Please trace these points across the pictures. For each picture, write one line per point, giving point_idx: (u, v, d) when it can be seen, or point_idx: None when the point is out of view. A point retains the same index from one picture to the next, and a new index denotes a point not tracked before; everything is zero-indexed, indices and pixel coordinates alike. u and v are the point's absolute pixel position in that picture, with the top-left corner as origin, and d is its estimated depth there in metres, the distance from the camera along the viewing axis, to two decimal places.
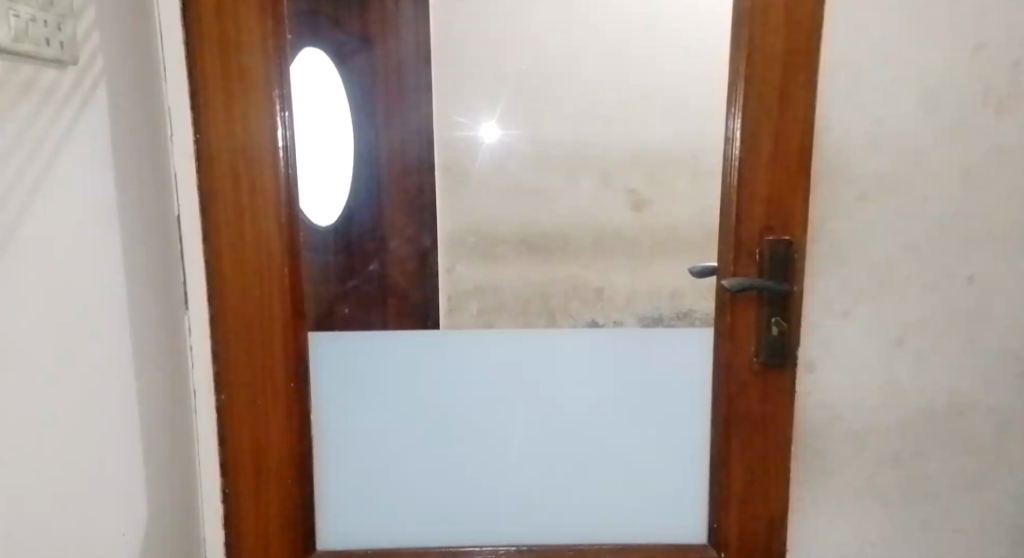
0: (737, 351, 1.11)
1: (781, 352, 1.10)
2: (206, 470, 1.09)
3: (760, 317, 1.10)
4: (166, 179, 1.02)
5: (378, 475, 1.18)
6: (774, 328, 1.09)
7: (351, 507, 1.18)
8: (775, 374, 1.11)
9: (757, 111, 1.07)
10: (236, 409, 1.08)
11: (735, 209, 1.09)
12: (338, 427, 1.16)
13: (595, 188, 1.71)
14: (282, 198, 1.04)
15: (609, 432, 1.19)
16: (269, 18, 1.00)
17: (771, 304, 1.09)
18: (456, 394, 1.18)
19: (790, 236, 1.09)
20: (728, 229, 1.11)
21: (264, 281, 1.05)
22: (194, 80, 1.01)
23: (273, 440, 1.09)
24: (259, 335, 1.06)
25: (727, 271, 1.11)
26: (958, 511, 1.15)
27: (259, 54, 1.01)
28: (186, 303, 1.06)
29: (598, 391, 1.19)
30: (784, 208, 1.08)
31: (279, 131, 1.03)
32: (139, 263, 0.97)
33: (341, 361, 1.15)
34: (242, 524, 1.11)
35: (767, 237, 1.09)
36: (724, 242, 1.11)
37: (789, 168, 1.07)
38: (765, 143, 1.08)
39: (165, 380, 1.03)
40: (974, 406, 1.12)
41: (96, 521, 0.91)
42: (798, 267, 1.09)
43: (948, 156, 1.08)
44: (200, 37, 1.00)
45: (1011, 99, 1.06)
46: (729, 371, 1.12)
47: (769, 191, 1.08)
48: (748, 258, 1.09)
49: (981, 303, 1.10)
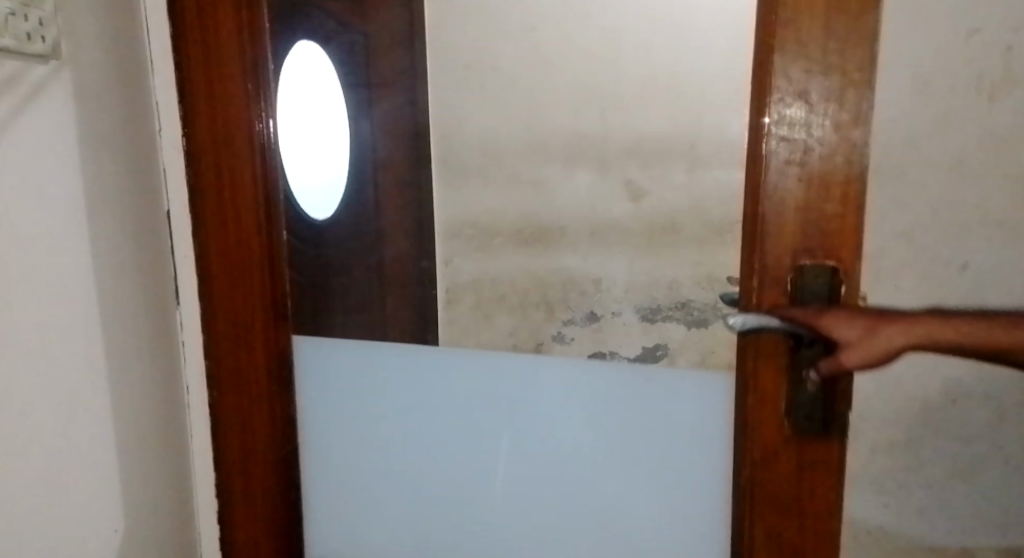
0: (761, 404, 0.97)
1: (821, 410, 0.94)
2: (201, 455, 1.15)
3: (792, 365, 0.95)
4: (158, 176, 1.07)
5: (355, 481, 1.18)
6: (809, 379, 0.93)
7: (333, 518, 1.19)
8: (814, 438, 0.95)
9: (777, 119, 0.93)
10: (225, 400, 1.13)
11: (761, 226, 0.94)
12: (323, 443, 1.18)
13: (593, 178, 1.79)
14: (261, 196, 1.07)
15: (600, 479, 1.08)
16: (244, 22, 1.03)
17: (807, 349, 0.93)
18: (433, 423, 1.14)
19: (835, 264, 0.92)
20: (752, 249, 0.96)
21: (247, 279, 1.09)
22: (180, 80, 1.06)
23: (258, 430, 1.13)
24: (244, 330, 1.11)
25: (753, 303, 0.96)
26: (950, 498, 1.09)
27: (237, 54, 1.03)
28: (177, 295, 1.11)
29: (589, 434, 1.08)
30: (829, 235, 0.92)
31: (256, 127, 1.05)
32: (126, 256, 1.02)
33: (324, 376, 1.16)
34: (234, 513, 1.16)
35: (802, 264, 0.93)
36: (748, 266, 0.97)
37: (830, 181, 0.91)
38: (799, 152, 0.92)
39: (155, 371, 1.08)
40: (968, 394, 1.06)
41: (77, 512, 0.94)
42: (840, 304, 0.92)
43: (943, 142, 0.99)
44: (184, 38, 1.04)
45: (1007, 83, 0.97)
46: (756, 426, 0.97)
47: (807, 204, 0.92)
48: (776, 290, 0.94)
49: (977, 291, 1.01)
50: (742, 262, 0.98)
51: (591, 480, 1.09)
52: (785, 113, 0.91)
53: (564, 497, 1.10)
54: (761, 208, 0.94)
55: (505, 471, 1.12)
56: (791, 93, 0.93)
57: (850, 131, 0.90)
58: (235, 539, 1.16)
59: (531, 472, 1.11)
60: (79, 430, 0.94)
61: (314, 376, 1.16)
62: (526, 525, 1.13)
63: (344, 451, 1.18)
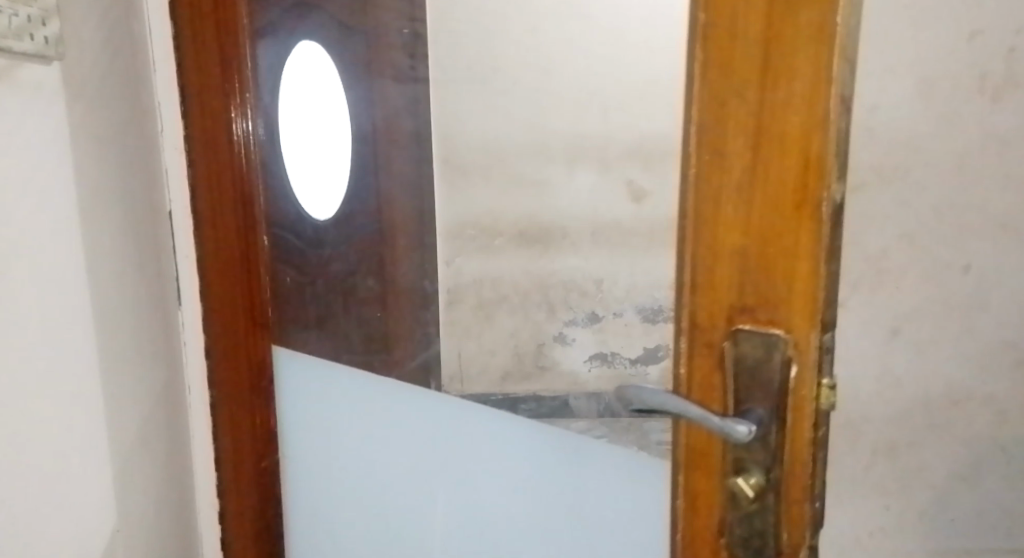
0: (698, 512, 0.77)
1: (763, 530, 0.72)
2: (200, 443, 1.21)
3: (730, 469, 0.73)
4: (159, 173, 1.13)
5: (336, 500, 1.29)
6: (753, 491, 0.72)
7: (308, 530, 1.30)
8: None
9: (717, 125, 0.70)
10: (223, 393, 1.19)
11: (690, 266, 0.73)
12: (297, 467, 1.28)
13: None
14: (244, 197, 1.13)
15: (540, 510, 1.19)
16: (224, 33, 1.09)
17: (748, 450, 0.72)
18: (393, 449, 1.26)
19: (785, 336, 0.69)
20: (686, 299, 0.74)
21: (233, 282, 1.16)
22: (179, 81, 1.12)
23: (250, 422, 1.19)
24: (231, 328, 1.17)
25: (685, 381, 0.75)
26: (955, 501, 1.09)
27: (227, 60, 1.10)
28: (179, 290, 1.16)
29: (525, 467, 1.19)
30: (772, 280, 0.69)
31: (239, 130, 1.12)
32: (132, 254, 1.04)
33: (295, 408, 1.25)
34: (228, 510, 1.23)
35: (741, 334, 0.71)
36: (684, 322, 0.75)
37: (780, 207, 0.68)
38: (734, 167, 0.69)
39: (160, 366, 1.11)
40: (969, 396, 1.05)
41: (88, 518, 0.93)
42: (793, 394, 0.69)
43: (947, 143, 0.99)
44: (181, 42, 1.11)
45: (1009, 84, 0.97)
46: (687, 524, 0.78)
47: (749, 237, 0.70)
48: (712, 363, 0.73)
49: (979, 292, 1.02)
50: (675, 314, 0.77)
51: (527, 510, 1.20)
52: (730, 111, 0.69)
53: (506, 522, 1.22)
54: (688, 244, 0.73)
55: (466, 499, 1.24)
56: (726, 90, 0.69)
57: (815, 132, 0.65)
58: (232, 531, 1.23)
59: (477, 499, 1.23)
60: (91, 435, 0.94)
61: (285, 410, 1.25)
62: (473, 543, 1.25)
63: (315, 475, 1.28)
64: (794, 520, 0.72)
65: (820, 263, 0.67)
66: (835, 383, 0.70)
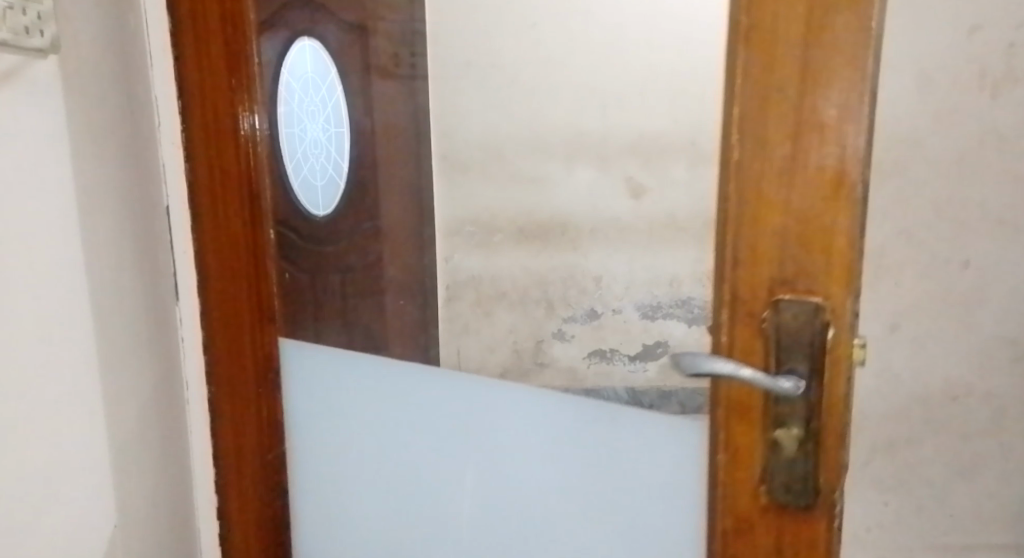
0: (737, 474, 0.74)
1: (803, 487, 0.71)
2: (200, 457, 1.14)
3: (769, 429, 0.71)
4: (156, 170, 1.07)
5: (342, 498, 1.18)
6: (792, 447, 0.71)
7: (314, 518, 1.19)
8: (798, 520, 0.72)
9: (758, 120, 0.68)
10: (223, 404, 1.12)
11: (729, 236, 0.71)
12: (304, 450, 1.17)
13: (594, 175, 1.80)
14: (249, 189, 1.06)
15: (574, 508, 1.04)
16: (230, 20, 1.03)
17: (789, 408, 0.70)
18: (411, 433, 1.13)
19: (821, 301, 0.68)
20: (722, 267, 0.72)
21: (237, 279, 1.08)
22: (177, 72, 1.05)
23: (256, 433, 1.12)
24: (235, 329, 1.09)
25: (724, 347, 0.72)
26: (951, 494, 1.09)
27: (229, 50, 1.03)
28: (176, 296, 1.10)
29: (555, 459, 1.03)
30: (812, 256, 0.68)
31: (243, 121, 1.05)
32: (126, 254, 1.01)
33: (308, 384, 1.15)
34: (233, 518, 1.14)
35: (783, 298, 0.69)
36: (717, 288, 0.73)
37: (815, 178, 0.67)
38: (777, 149, 0.67)
39: (155, 372, 1.06)
40: (970, 391, 1.05)
41: (81, 513, 0.92)
42: (830, 353, 0.69)
43: (949, 141, 1.00)
44: (178, 33, 1.04)
45: (1008, 79, 0.97)
46: (728, 487, 0.75)
47: (784, 208, 0.68)
48: (753, 330, 0.71)
49: (979, 286, 1.02)
50: (710, 286, 0.74)
51: (558, 503, 1.05)
52: (761, 82, 0.67)
53: (536, 518, 1.07)
54: (726, 226, 0.71)
55: (484, 497, 1.10)
56: (770, 85, 0.67)
57: (847, 124, 0.66)
58: (233, 539, 1.15)
59: (503, 492, 1.08)
60: (85, 434, 0.93)
61: (295, 387, 1.15)
62: (499, 539, 1.11)
63: (327, 460, 1.17)
64: (832, 477, 0.71)
65: (856, 237, 0.67)
66: (866, 343, 0.70)
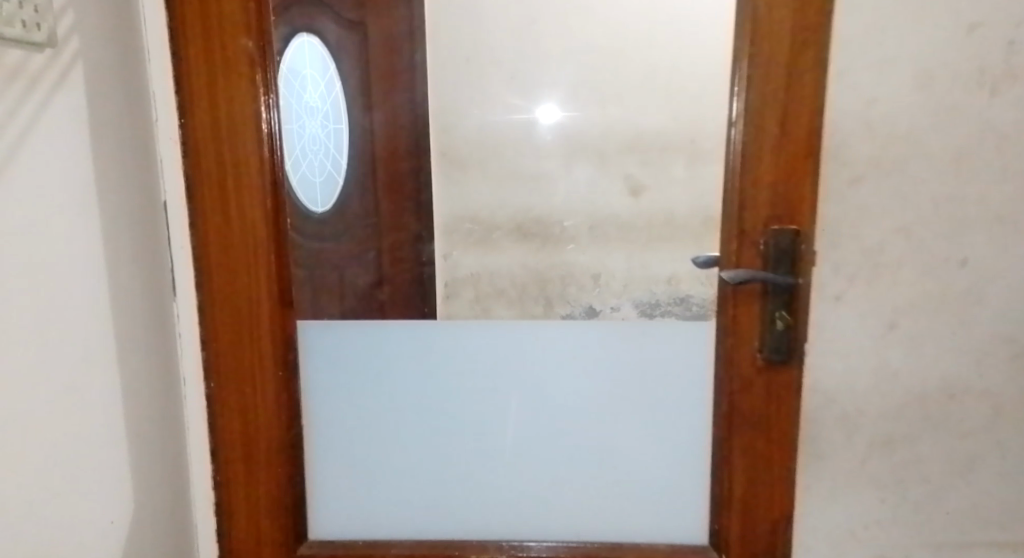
0: (738, 345, 1.07)
1: (785, 348, 1.05)
2: (197, 449, 1.14)
3: (764, 312, 1.06)
4: (154, 165, 1.07)
5: (369, 460, 1.18)
6: (779, 322, 1.05)
7: (338, 487, 1.18)
8: (780, 371, 1.07)
9: (763, 100, 1.01)
10: (226, 397, 1.12)
11: (738, 188, 1.04)
12: (328, 415, 1.17)
13: (592, 171, 1.73)
14: (269, 183, 1.07)
15: (613, 426, 1.14)
16: (251, 14, 1.04)
17: (775, 296, 1.05)
18: (445, 382, 1.16)
19: (797, 227, 1.03)
20: (731, 204, 1.05)
21: (252, 267, 1.09)
22: (176, 66, 1.05)
23: (264, 425, 1.13)
24: (247, 318, 1.10)
25: (730, 261, 1.06)
26: (946, 494, 1.08)
27: (245, 45, 1.04)
28: (173, 291, 1.10)
29: (592, 382, 1.14)
30: (795, 185, 1.02)
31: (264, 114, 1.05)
32: (122, 248, 1.02)
33: (333, 345, 1.16)
34: (235, 509, 1.15)
35: (773, 226, 1.03)
36: (727, 224, 1.05)
37: (796, 150, 1.01)
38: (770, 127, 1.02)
39: (152, 364, 1.08)
40: (965, 390, 1.05)
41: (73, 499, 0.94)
42: (805, 259, 1.04)
43: (946, 142, 1.00)
44: (180, 28, 1.04)
45: (1006, 77, 0.98)
46: (733, 359, 1.08)
47: (777, 171, 1.02)
48: (751, 249, 1.04)
49: (975, 287, 1.03)
50: (724, 220, 1.06)
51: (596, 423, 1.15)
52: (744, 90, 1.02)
53: (573, 441, 1.16)
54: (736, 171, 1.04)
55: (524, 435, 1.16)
56: (782, 74, 1.01)
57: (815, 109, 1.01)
58: (234, 529, 1.16)
59: (540, 423, 1.16)
60: (83, 424, 0.96)
61: (318, 357, 1.16)
62: (539, 469, 1.17)
63: (354, 421, 1.17)
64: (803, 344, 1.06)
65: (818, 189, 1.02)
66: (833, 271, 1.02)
